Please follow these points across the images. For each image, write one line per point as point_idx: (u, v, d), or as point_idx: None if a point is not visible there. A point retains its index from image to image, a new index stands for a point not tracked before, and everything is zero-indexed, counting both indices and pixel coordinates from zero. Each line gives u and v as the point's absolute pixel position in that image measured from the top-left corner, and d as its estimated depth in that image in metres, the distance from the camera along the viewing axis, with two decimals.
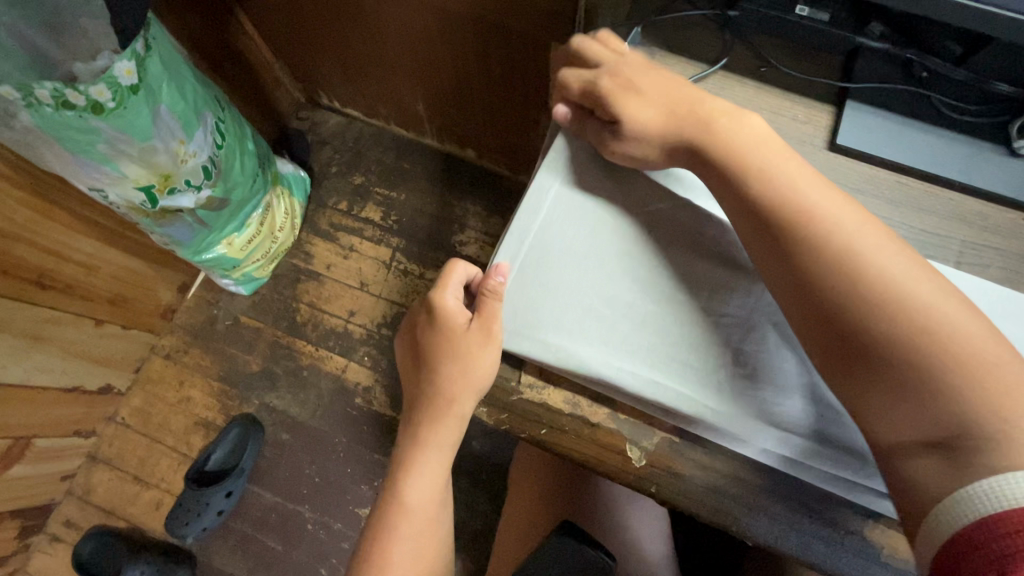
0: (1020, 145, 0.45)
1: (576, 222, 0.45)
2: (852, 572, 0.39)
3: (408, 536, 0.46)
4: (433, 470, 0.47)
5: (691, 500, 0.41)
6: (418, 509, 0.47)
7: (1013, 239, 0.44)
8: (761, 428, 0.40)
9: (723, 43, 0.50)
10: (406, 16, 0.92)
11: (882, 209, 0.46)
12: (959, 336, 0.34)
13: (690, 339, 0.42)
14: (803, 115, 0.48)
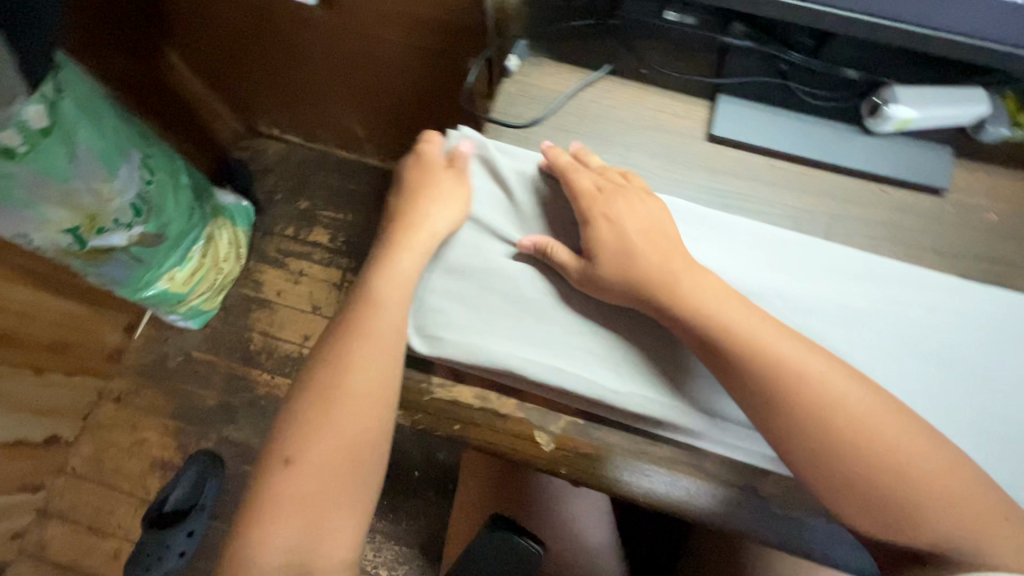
0: (870, 124, 0.49)
1: (477, 229, 0.48)
2: (754, 528, 0.40)
3: (311, 466, 0.40)
4: (360, 403, 0.41)
5: (597, 478, 0.41)
6: (330, 437, 0.41)
7: (873, 209, 0.49)
8: (659, 394, 0.44)
9: (608, 49, 0.53)
10: (332, 42, 0.94)
11: (757, 191, 0.50)
12: (892, 435, 0.37)
13: (596, 325, 0.45)
14: (683, 111, 0.52)
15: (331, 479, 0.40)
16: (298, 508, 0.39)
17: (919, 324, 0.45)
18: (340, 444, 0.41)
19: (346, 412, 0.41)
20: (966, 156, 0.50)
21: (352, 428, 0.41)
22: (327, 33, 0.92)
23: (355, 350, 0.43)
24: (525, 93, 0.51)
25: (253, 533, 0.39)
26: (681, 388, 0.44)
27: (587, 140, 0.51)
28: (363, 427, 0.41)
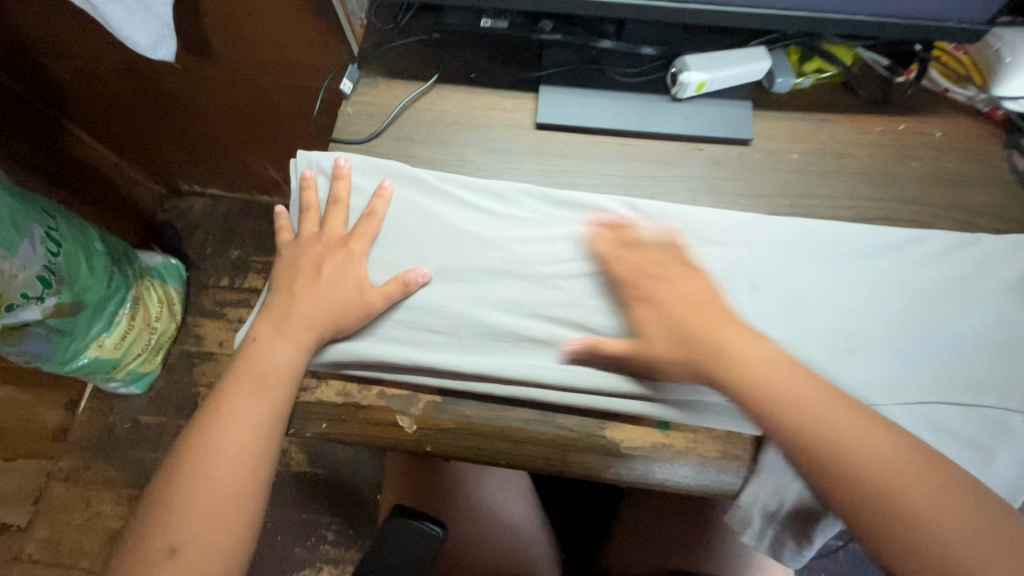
0: (675, 92, 0.55)
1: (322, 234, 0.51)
2: (601, 469, 0.45)
3: (196, 520, 0.40)
4: (247, 447, 0.42)
5: (454, 449, 0.45)
6: (214, 487, 0.41)
7: (689, 166, 0.54)
8: (510, 359, 0.46)
9: (434, 61, 0.58)
10: (223, 95, 0.97)
11: (585, 167, 0.54)
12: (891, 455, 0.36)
13: (447, 304, 0.47)
14: (512, 105, 0.56)
15: (216, 530, 0.40)
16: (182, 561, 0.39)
17: (736, 260, 0.49)
18: (227, 492, 0.41)
19: (232, 459, 0.41)
20: (763, 108, 0.56)
21: (239, 474, 0.41)
22: (215, 87, 0.95)
23: (242, 396, 0.43)
24: (363, 112, 0.56)
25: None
26: (531, 347, 0.46)
27: (428, 145, 0.55)
28: (252, 473, 0.42)
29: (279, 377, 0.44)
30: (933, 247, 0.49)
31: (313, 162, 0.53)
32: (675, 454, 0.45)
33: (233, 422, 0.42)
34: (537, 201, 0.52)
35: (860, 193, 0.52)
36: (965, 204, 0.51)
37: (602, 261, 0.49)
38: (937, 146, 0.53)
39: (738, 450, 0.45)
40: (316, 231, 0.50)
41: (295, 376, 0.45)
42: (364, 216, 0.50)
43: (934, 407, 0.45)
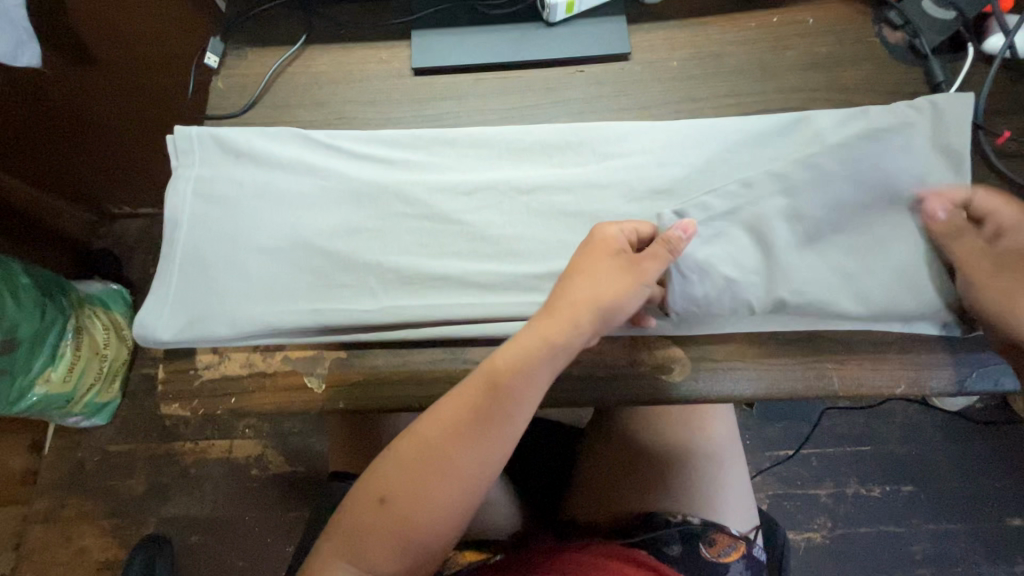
0: (546, 16, 0.54)
1: (214, 206, 0.48)
2: None
3: (406, 499, 0.37)
4: (484, 427, 0.38)
5: (366, 403, 0.45)
6: (439, 477, 0.37)
7: (571, 89, 0.54)
8: (424, 301, 0.45)
9: (301, 24, 0.56)
10: (129, 105, 0.91)
11: (471, 105, 0.53)
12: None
13: (353, 257, 0.47)
14: (387, 55, 0.55)
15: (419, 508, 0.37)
16: (392, 524, 0.37)
17: (626, 169, 0.49)
18: (454, 471, 0.37)
19: (465, 440, 0.37)
20: (638, 20, 0.55)
21: (468, 462, 0.37)
22: (118, 96, 0.89)
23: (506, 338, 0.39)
24: (235, 84, 0.54)
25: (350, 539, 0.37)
26: (446, 283, 0.46)
27: (306, 107, 0.54)
28: (477, 469, 0.38)
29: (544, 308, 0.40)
30: (821, 123, 0.49)
31: (191, 136, 0.50)
32: (584, 369, 0.46)
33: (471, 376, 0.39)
34: (427, 143, 0.51)
35: (741, 89, 0.52)
36: (839, 84, 0.52)
37: (499, 192, 0.48)
38: (811, 32, 0.54)
39: (645, 355, 0.46)
40: (208, 206, 0.48)
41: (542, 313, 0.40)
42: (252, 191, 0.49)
43: (835, 279, 0.45)
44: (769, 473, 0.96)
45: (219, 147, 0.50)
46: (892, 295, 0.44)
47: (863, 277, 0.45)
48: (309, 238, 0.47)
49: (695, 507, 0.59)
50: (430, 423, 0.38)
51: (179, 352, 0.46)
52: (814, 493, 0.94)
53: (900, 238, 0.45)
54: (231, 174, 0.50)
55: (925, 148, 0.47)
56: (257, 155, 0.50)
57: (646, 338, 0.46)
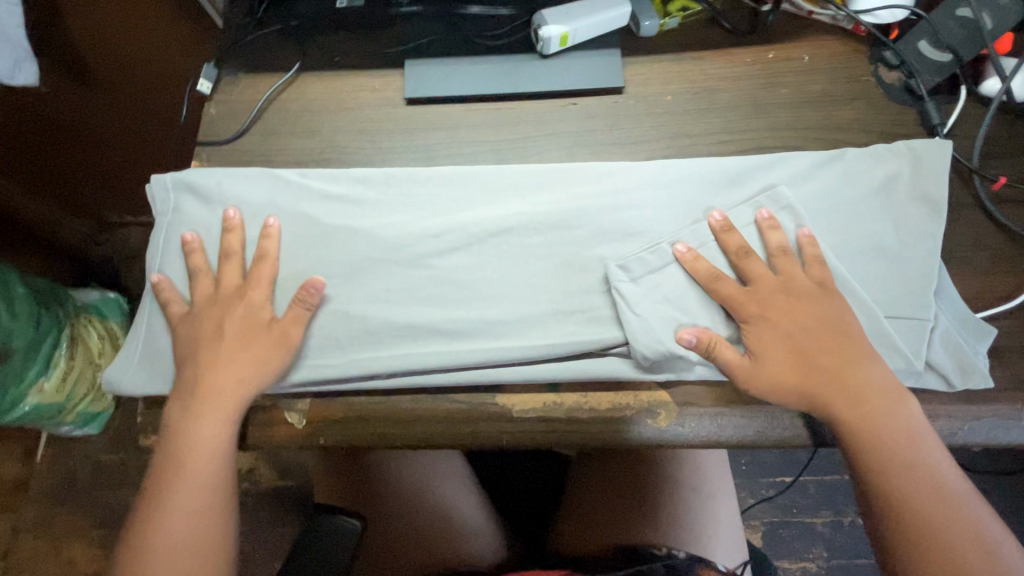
0: (540, 48, 0.53)
1: (192, 248, 0.48)
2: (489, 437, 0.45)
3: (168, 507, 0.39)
4: (213, 411, 0.42)
5: (345, 439, 0.44)
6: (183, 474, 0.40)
7: (564, 122, 0.53)
8: (398, 346, 0.45)
9: (295, 51, 0.56)
10: (131, 123, 0.92)
11: (463, 137, 0.53)
12: (911, 446, 0.37)
13: (324, 301, 0.46)
14: (381, 83, 0.55)
15: (189, 506, 0.39)
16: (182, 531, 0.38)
17: (611, 206, 0.48)
18: (194, 465, 0.40)
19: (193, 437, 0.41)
20: (634, 53, 0.55)
21: (210, 448, 0.41)
22: (122, 115, 0.90)
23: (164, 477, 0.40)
24: (227, 111, 0.54)
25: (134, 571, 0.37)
26: (425, 324, 0.45)
27: (297, 135, 0.53)
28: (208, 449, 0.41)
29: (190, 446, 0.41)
30: (800, 166, 0.49)
31: (167, 181, 0.50)
32: (567, 412, 0.45)
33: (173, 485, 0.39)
34: (410, 179, 0.50)
35: (734, 126, 0.52)
36: (832, 124, 0.51)
37: (483, 230, 0.48)
38: (806, 69, 0.53)
39: (631, 399, 0.45)
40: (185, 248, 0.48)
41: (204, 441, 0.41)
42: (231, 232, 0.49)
43: None
44: (766, 501, 0.94)
45: (195, 189, 0.50)
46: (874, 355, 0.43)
47: None
48: (281, 276, 0.47)
49: (682, 543, 0.57)
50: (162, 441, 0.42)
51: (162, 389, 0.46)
52: (811, 522, 0.93)
53: (879, 289, 0.45)
54: (211, 218, 0.49)
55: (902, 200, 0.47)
56: (235, 194, 0.50)
57: (628, 383, 0.45)
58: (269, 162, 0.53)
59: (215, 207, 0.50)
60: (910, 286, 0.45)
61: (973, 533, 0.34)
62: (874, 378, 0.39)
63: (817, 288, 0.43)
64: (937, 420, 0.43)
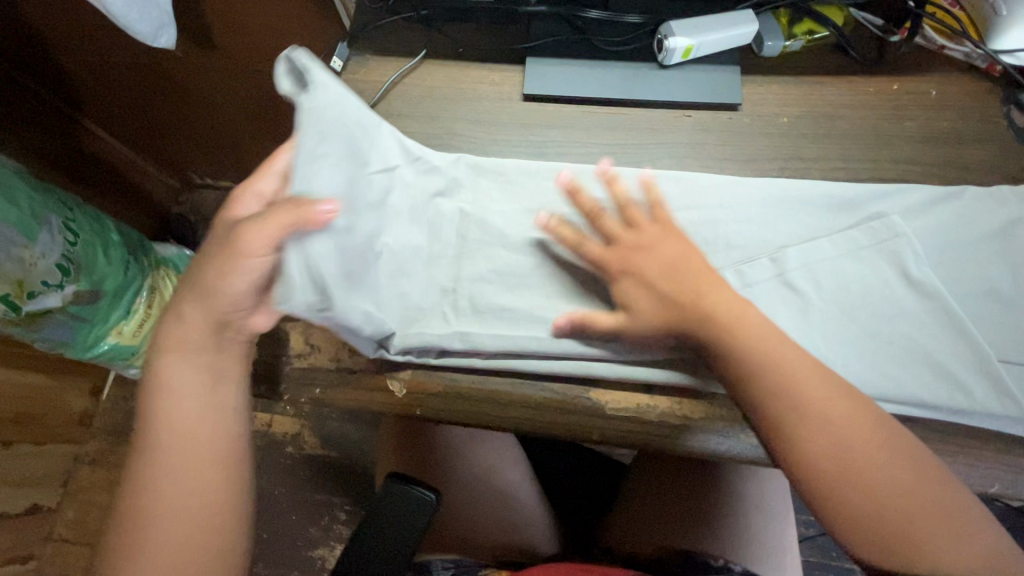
0: (661, 58, 0.54)
1: None
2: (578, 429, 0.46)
3: (139, 523, 0.37)
4: (178, 424, 0.38)
5: (441, 412, 0.47)
6: (159, 493, 0.37)
7: (677, 132, 0.54)
8: (494, 330, 0.46)
9: (422, 39, 0.59)
10: (237, 92, 0.98)
11: (575, 137, 0.54)
12: (841, 409, 0.37)
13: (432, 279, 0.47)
14: (500, 78, 0.57)
15: (182, 525, 0.37)
16: (163, 552, 0.36)
17: (719, 217, 0.48)
18: (182, 476, 0.38)
19: (183, 451, 0.38)
20: (753, 72, 0.55)
21: (207, 457, 0.38)
22: (232, 85, 0.96)
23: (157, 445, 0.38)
24: (354, 88, 0.57)
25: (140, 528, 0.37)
26: (521, 312, 0.46)
27: (416, 119, 0.56)
28: (185, 460, 0.38)
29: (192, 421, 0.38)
30: (914, 200, 0.47)
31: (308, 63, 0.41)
32: (660, 415, 0.46)
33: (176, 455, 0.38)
34: (516, 170, 0.52)
35: (850, 154, 0.52)
36: (956, 162, 0.50)
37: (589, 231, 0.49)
38: (931, 104, 0.52)
39: (724, 411, 0.45)
40: None
41: (198, 412, 0.38)
42: None
43: (924, 370, 0.42)
44: (807, 540, 0.92)
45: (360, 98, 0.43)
46: (986, 398, 0.41)
47: (951, 373, 0.42)
48: None
49: (740, 556, 0.57)
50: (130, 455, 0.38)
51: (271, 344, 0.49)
52: (850, 569, 0.90)
53: (992, 332, 0.43)
54: None
55: None
56: None
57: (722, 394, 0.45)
58: None
59: None
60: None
61: (912, 485, 0.35)
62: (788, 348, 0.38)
63: (661, 231, 0.44)
64: None
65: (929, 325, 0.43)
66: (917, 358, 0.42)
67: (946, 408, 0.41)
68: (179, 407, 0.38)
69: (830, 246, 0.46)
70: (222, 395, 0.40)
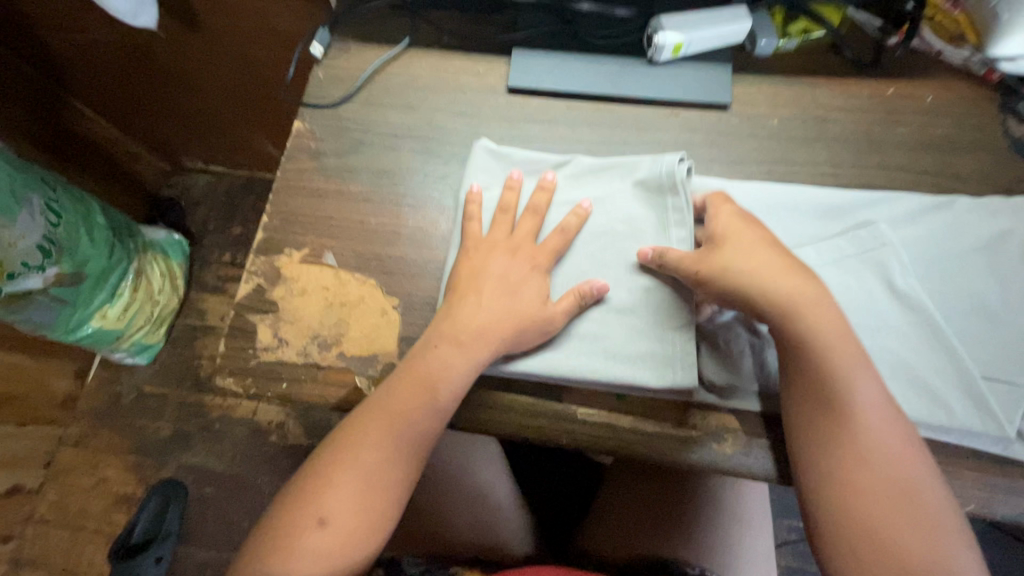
0: (650, 54, 0.53)
1: (287, 205, 0.51)
2: (550, 434, 0.44)
3: (325, 496, 0.38)
4: (396, 418, 0.40)
5: None
6: (356, 474, 0.39)
7: (663, 131, 0.52)
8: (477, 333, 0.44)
9: (406, 26, 0.57)
10: (226, 73, 0.95)
11: (560, 132, 0.53)
12: (885, 441, 0.36)
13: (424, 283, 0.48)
14: (485, 69, 0.55)
15: (350, 502, 0.38)
16: (334, 534, 0.38)
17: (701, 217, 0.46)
18: (372, 452, 0.39)
19: (380, 429, 0.40)
20: (744, 71, 0.54)
21: (391, 442, 0.40)
22: (220, 67, 0.94)
23: (372, 419, 0.40)
24: (334, 76, 0.55)
25: (320, 493, 0.39)
26: None
27: (397, 109, 0.54)
28: (389, 456, 0.39)
29: (413, 391, 0.40)
30: (902, 209, 0.46)
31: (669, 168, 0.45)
32: (635, 422, 0.44)
33: (378, 430, 0.40)
34: (541, 166, 0.49)
35: (840, 159, 0.50)
36: (948, 171, 0.49)
37: (623, 234, 0.46)
38: (927, 109, 0.51)
39: (698, 419, 0.44)
40: (277, 207, 0.51)
41: (422, 390, 0.40)
42: (330, 195, 0.51)
43: (902, 385, 0.41)
44: (785, 544, 0.91)
45: (603, 181, 0.48)
46: (966, 415, 0.40)
47: (932, 389, 0.40)
48: (370, 252, 0.49)
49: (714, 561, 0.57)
50: (342, 428, 0.41)
51: (237, 338, 0.47)
52: None
53: (976, 347, 0.42)
54: (306, 182, 0.52)
55: (1016, 256, 0.44)
56: (336, 162, 0.52)
57: (715, 405, 0.44)
58: (368, 131, 0.53)
59: (313, 172, 0.52)
60: (1011, 349, 0.42)
61: (932, 529, 0.34)
62: (841, 359, 0.38)
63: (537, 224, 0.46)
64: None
65: (911, 340, 0.42)
66: (896, 373, 0.41)
67: (928, 424, 0.40)
68: (413, 387, 0.41)
69: (814, 254, 0.45)
70: (425, 389, 0.40)
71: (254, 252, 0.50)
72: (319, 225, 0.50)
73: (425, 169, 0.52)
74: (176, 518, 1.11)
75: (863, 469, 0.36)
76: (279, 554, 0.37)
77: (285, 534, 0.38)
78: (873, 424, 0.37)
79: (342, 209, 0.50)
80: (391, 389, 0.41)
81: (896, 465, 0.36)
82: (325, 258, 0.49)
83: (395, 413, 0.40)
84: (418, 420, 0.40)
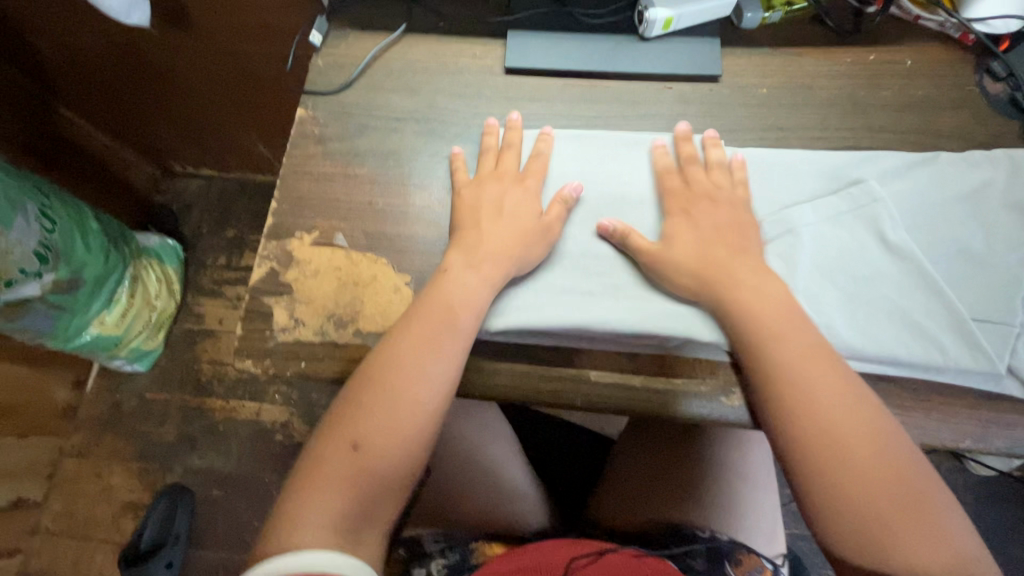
0: (642, 31, 0.54)
1: (295, 191, 0.52)
2: (569, 393, 0.46)
3: (355, 424, 0.42)
4: (422, 346, 0.43)
5: None
6: (388, 403, 0.42)
7: (657, 104, 0.54)
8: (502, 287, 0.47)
9: (401, 12, 0.58)
10: (215, 72, 0.95)
11: (557, 108, 0.54)
12: (876, 420, 0.39)
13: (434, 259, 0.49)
14: (481, 51, 0.57)
15: (381, 434, 0.41)
16: (363, 460, 0.41)
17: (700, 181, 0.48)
18: (402, 384, 0.42)
19: (410, 363, 0.42)
20: (733, 44, 0.56)
21: (421, 373, 0.42)
22: (209, 66, 0.93)
23: (404, 352, 0.43)
24: (334, 63, 0.56)
25: (353, 422, 0.42)
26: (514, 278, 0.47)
27: (398, 93, 0.55)
28: (419, 384, 0.42)
29: (443, 321, 0.43)
30: (890, 166, 0.48)
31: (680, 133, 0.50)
32: (647, 380, 0.46)
33: (409, 361, 0.42)
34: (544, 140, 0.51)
35: (828, 124, 0.52)
36: (931, 130, 0.51)
37: (632, 200, 0.49)
38: (908, 73, 0.53)
39: (709, 374, 0.46)
40: (285, 192, 0.52)
41: (451, 320, 0.43)
42: (336, 178, 0.52)
43: (900, 330, 0.43)
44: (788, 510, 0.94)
45: (605, 154, 0.50)
46: (959, 354, 0.42)
47: (927, 332, 0.43)
48: (380, 232, 0.50)
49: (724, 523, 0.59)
50: (375, 358, 0.43)
51: (254, 321, 0.48)
52: None
53: (964, 292, 0.44)
54: (313, 167, 0.53)
55: (998, 204, 0.46)
56: (341, 148, 0.53)
57: (727, 358, 0.46)
58: (371, 116, 0.54)
59: (319, 157, 0.53)
60: (998, 292, 0.44)
61: (915, 505, 0.37)
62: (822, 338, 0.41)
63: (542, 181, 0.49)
64: (1013, 430, 0.43)
65: (906, 287, 0.44)
66: (893, 320, 0.43)
67: (925, 365, 0.42)
68: (442, 317, 0.43)
69: (810, 211, 0.47)
70: (451, 323, 0.43)
71: (265, 237, 0.50)
72: (328, 208, 0.51)
73: (429, 149, 0.53)
74: (185, 521, 1.10)
75: (862, 446, 0.38)
76: (313, 478, 0.40)
77: (321, 456, 0.41)
78: (868, 407, 0.39)
79: (349, 191, 0.52)
80: (421, 320, 0.43)
81: (892, 446, 0.38)
82: (336, 240, 0.50)
83: (422, 343, 0.43)
84: (447, 349, 0.43)
